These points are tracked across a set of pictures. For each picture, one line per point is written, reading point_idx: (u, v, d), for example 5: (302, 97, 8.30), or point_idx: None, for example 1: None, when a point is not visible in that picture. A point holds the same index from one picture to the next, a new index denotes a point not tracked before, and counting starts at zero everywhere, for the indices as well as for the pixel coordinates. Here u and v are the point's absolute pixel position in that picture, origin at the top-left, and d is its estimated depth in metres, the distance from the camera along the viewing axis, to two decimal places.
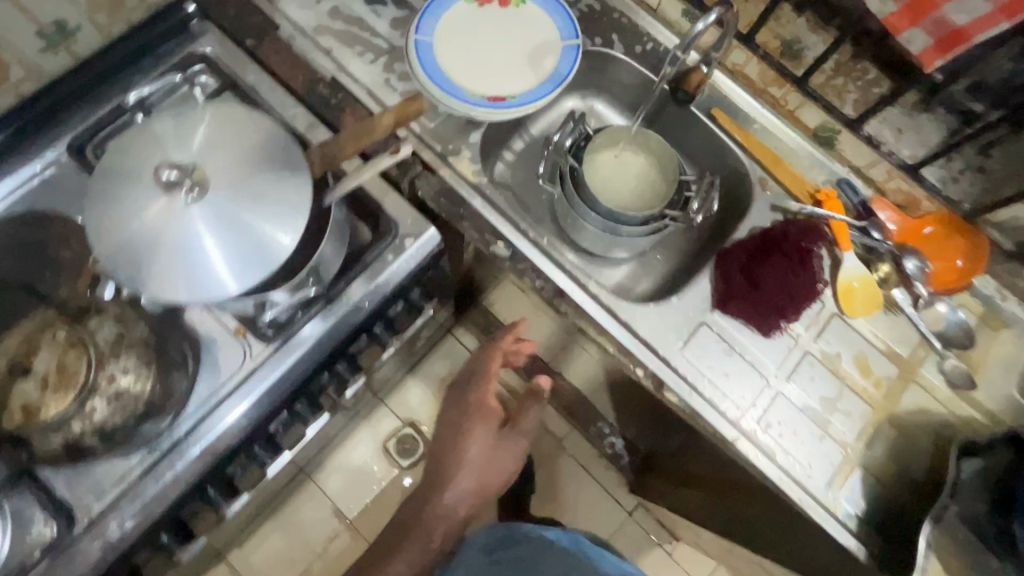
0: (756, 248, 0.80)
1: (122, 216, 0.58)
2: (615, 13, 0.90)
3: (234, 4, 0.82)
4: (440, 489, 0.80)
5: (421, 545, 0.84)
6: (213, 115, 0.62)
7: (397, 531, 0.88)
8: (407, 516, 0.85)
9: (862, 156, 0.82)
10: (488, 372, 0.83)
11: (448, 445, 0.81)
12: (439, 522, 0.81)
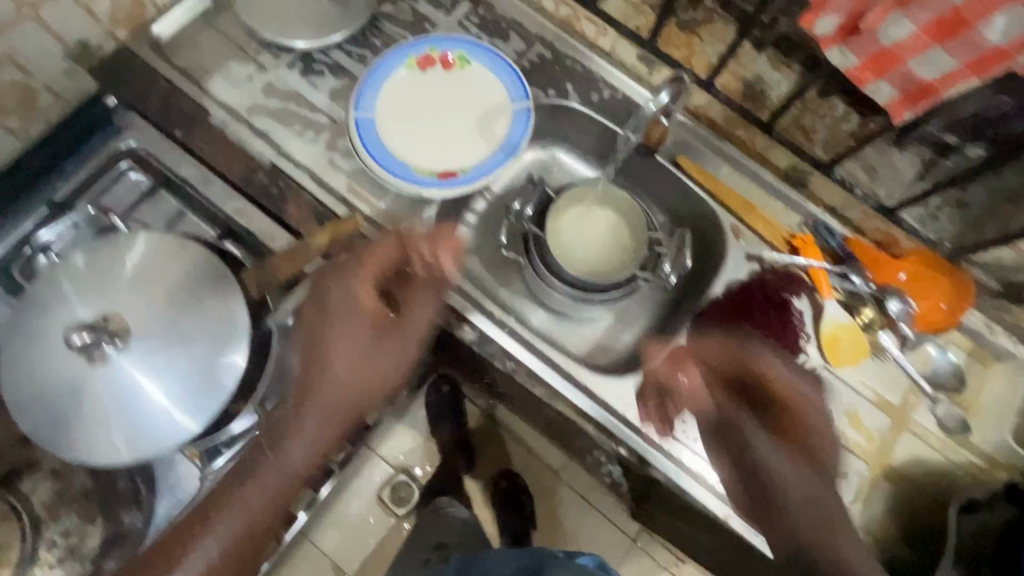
0: (734, 305, 0.77)
1: (37, 370, 0.54)
2: (568, 61, 0.85)
3: (158, 91, 0.77)
4: (287, 448, 0.60)
5: (240, 534, 0.58)
6: (134, 247, 0.59)
7: (222, 484, 0.61)
8: (243, 465, 0.60)
9: (836, 197, 0.79)
10: (404, 276, 0.66)
11: (319, 380, 0.62)
12: (285, 484, 0.60)
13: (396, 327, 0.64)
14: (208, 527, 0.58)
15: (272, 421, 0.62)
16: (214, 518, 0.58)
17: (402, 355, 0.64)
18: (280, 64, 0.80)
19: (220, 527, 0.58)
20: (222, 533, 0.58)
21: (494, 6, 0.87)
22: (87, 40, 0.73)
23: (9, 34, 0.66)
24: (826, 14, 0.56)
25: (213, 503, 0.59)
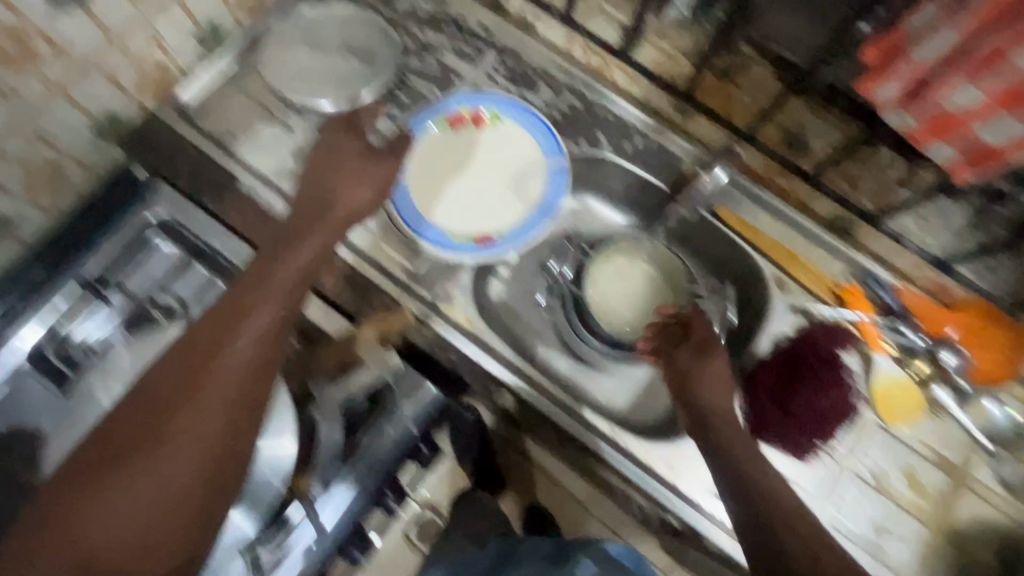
0: (782, 364, 0.74)
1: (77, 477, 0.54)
2: (600, 110, 0.84)
3: (187, 159, 0.76)
4: (223, 351, 0.56)
5: (208, 435, 0.54)
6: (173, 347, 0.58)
7: (101, 446, 0.53)
8: (150, 407, 0.54)
9: (885, 246, 0.76)
10: (326, 176, 0.67)
11: (276, 271, 0.61)
12: (234, 390, 0.56)
13: (327, 214, 0.65)
14: (107, 495, 0.51)
15: (163, 378, 0.55)
16: (121, 468, 0.52)
17: (300, 257, 0.63)
18: (308, 125, 0.79)
19: (154, 468, 0.53)
20: (135, 501, 0.52)
21: (522, 57, 0.85)
22: (116, 112, 0.72)
23: (41, 115, 0.64)
24: (888, 80, 0.53)
25: (103, 474, 0.52)
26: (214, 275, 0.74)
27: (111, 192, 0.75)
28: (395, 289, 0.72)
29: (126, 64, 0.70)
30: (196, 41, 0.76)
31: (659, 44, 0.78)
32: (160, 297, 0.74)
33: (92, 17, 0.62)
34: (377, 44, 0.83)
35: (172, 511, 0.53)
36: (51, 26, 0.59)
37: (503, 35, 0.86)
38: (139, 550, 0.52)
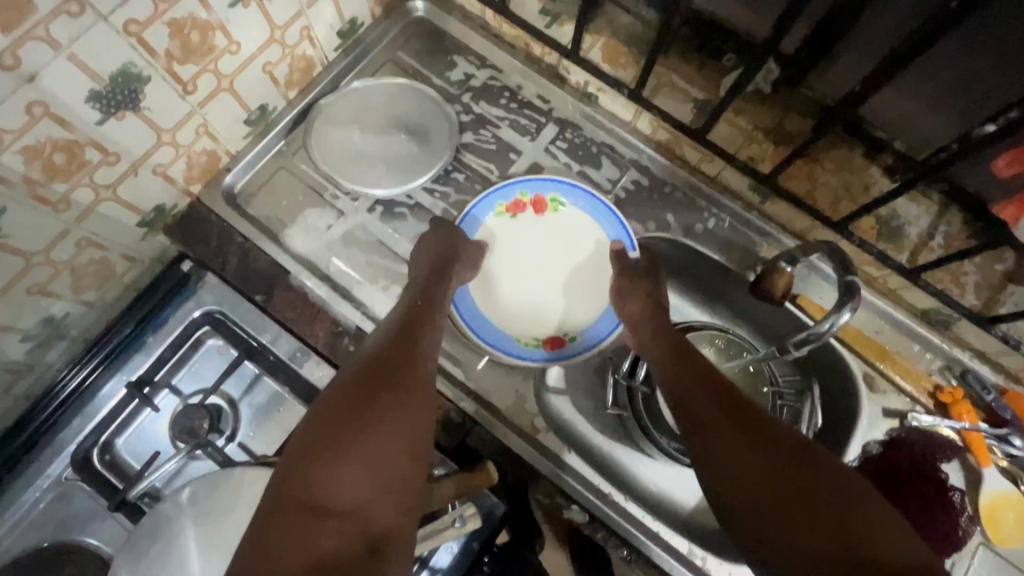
0: (879, 477, 0.68)
1: None
2: (667, 187, 0.78)
3: (235, 250, 0.72)
4: (414, 345, 0.57)
5: (413, 401, 0.52)
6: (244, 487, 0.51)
7: (331, 422, 0.48)
8: (351, 390, 0.51)
9: (990, 344, 0.69)
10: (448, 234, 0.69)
11: (440, 286, 0.65)
12: (415, 364, 0.55)
13: (448, 267, 0.67)
14: (365, 448, 0.47)
15: (366, 367, 0.54)
16: (368, 426, 0.48)
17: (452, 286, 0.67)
18: (359, 209, 0.75)
19: (384, 437, 0.48)
20: (389, 452, 0.47)
21: (582, 129, 0.80)
22: (164, 204, 0.69)
23: (90, 218, 0.61)
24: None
25: (332, 423, 0.48)
26: (264, 372, 0.70)
27: (157, 286, 0.72)
28: (459, 392, 0.70)
29: (175, 157, 0.66)
30: (245, 124, 0.73)
31: (735, 120, 0.72)
32: (208, 397, 0.69)
33: (143, 118, 0.59)
34: (430, 119, 0.79)
35: (401, 487, 0.47)
36: (102, 133, 0.56)
37: (561, 106, 0.81)
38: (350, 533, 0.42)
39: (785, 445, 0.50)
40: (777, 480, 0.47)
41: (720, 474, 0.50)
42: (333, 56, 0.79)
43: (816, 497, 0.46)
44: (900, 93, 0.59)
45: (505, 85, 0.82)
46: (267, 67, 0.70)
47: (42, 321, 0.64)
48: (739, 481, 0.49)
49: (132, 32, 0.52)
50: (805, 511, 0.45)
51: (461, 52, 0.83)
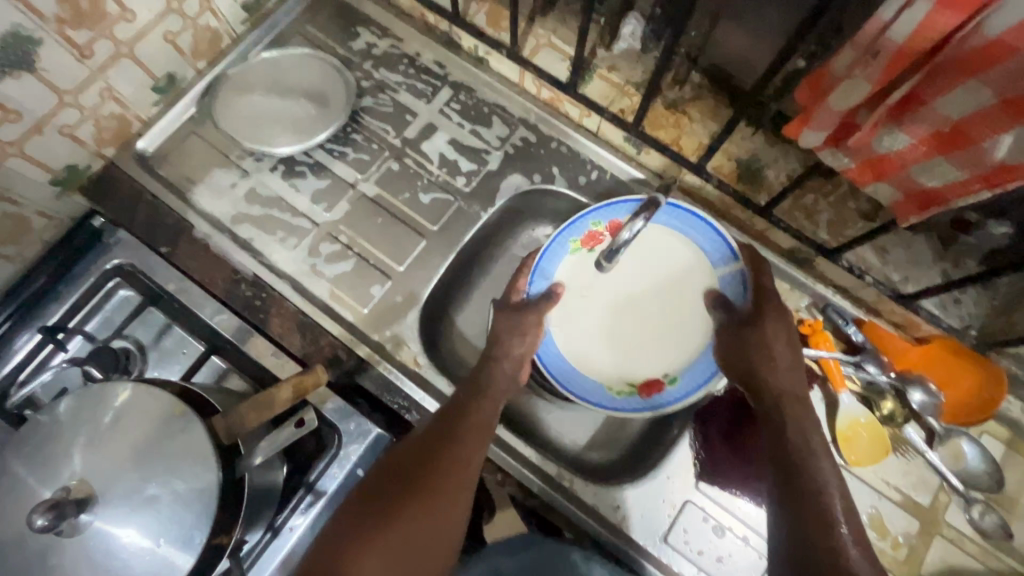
0: (740, 404, 0.75)
1: (10, 513, 0.53)
2: (553, 143, 0.83)
3: (145, 208, 0.78)
4: (447, 434, 0.61)
5: (440, 505, 0.58)
6: (129, 388, 0.56)
7: (357, 514, 0.57)
8: (381, 484, 0.59)
9: (846, 280, 0.73)
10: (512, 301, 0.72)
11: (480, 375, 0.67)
12: (461, 471, 0.60)
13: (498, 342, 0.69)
14: (380, 544, 0.54)
15: (403, 458, 0.61)
16: (384, 526, 0.55)
17: (508, 370, 0.68)
18: (262, 168, 0.81)
19: (395, 535, 0.55)
20: (401, 550, 0.55)
21: (474, 91, 0.85)
22: (75, 163, 0.75)
23: None
24: (808, 126, 0.51)
25: (358, 515, 0.57)
26: (171, 320, 0.76)
27: (71, 241, 0.77)
28: (346, 333, 0.75)
29: (81, 118, 0.72)
30: (153, 91, 0.78)
31: (609, 75, 0.76)
32: (117, 341, 0.75)
33: (41, 78, 0.64)
34: (331, 85, 0.84)
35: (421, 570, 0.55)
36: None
37: (456, 71, 0.86)
38: None
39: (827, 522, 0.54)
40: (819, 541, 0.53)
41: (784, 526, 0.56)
42: (241, 29, 0.85)
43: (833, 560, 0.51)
44: (732, 30, 0.64)
45: (404, 53, 0.87)
46: (168, 36, 0.75)
47: None
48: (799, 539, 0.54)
49: None
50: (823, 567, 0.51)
51: (363, 23, 0.88)
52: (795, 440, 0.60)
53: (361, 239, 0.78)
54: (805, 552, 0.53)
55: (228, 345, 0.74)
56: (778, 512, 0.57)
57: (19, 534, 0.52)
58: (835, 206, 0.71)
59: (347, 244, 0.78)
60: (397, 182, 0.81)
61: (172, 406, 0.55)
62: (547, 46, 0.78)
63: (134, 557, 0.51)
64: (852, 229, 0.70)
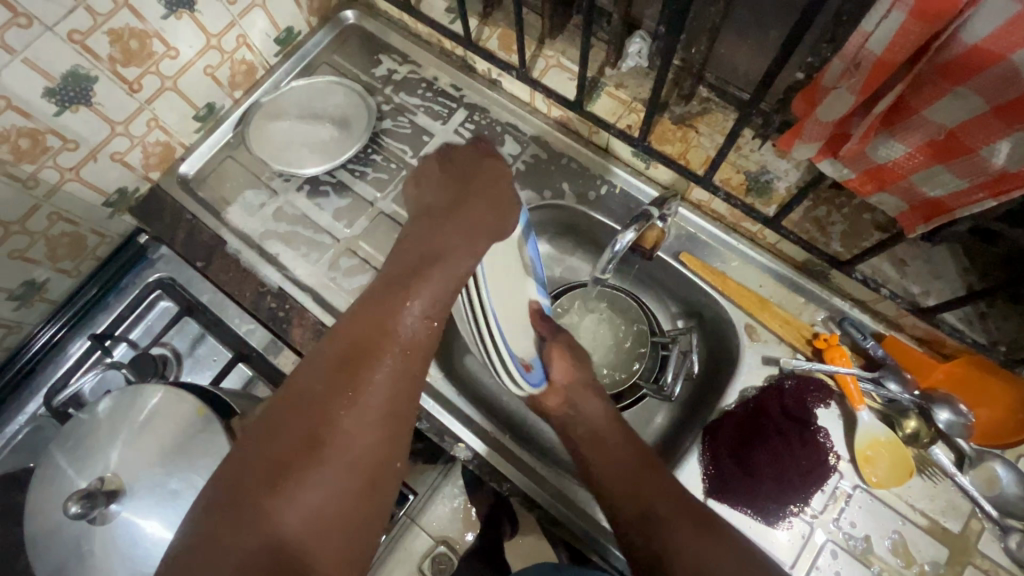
0: (749, 421, 0.71)
1: (52, 499, 0.58)
2: (564, 158, 0.85)
3: (185, 226, 0.85)
4: (374, 342, 0.49)
5: (374, 429, 0.48)
6: (160, 387, 0.61)
7: (277, 425, 0.46)
8: (293, 405, 0.47)
9: (863, 293, 0.70)
10: (449, 173, 0.60)
11: (425, 248, 0.54)
12: (399, 389, 0.49)
13: (433, 214, 0.57)
14: (301, 474, 0.44)
15: (320, 373, 0.48)
16: (304, 448, 0.45)
17: (452, 249, 0.53)
18: (290, 188, 0.86)
19: (320, 468, 0.45)
20: (330, 476, 0.45)
21: (488, 111, 0.89)
22: (125, 186, 0.82)
23: (56, 196, 0.74)
24: (799, 138, 0.52)
25: (265, 447, 0.45)
26: (205, 329, 0.83)
27: (120, 257, 0.86)
28: None
29: (130, 146, 0.79)
30: (194, 120, 0.86)
31: (616, 93, 0.78)
32: (155, 348, 0.82)
33: (95, 111, 0.72)
34: (353, 109, 0.90)
35: (367, 478, 0.47)
36: (60, 124, 0.70)
37: (471, 93, 0.90)
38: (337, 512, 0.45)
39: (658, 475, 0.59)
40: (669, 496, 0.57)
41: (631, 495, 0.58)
42: (274, 61, 0.92)
43: (684, 509, 0.56)
44: (733, 44, 0.67)
45: (423, 77, 0.92)
46: (208, 70, 0.83)
47: (25, 283, 0.78)
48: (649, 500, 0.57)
49: (76, 40, 0.65)
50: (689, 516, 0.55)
51: (386, 51, 0.94)
52: (595, 416, 0.65)
53: (379, 253, 0.82)
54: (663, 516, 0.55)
55: (255, 353, 0.81)
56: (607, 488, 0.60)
57: (56, 523, 0.57)
58: (849, 217, 0.70)
59: (365, 258, 0.82)
60: None
61: (195, 407, 0.60)
62: (556, 67, 0.81)
63: (155, 548, 0.55)
64: (867, 241, 0.68)
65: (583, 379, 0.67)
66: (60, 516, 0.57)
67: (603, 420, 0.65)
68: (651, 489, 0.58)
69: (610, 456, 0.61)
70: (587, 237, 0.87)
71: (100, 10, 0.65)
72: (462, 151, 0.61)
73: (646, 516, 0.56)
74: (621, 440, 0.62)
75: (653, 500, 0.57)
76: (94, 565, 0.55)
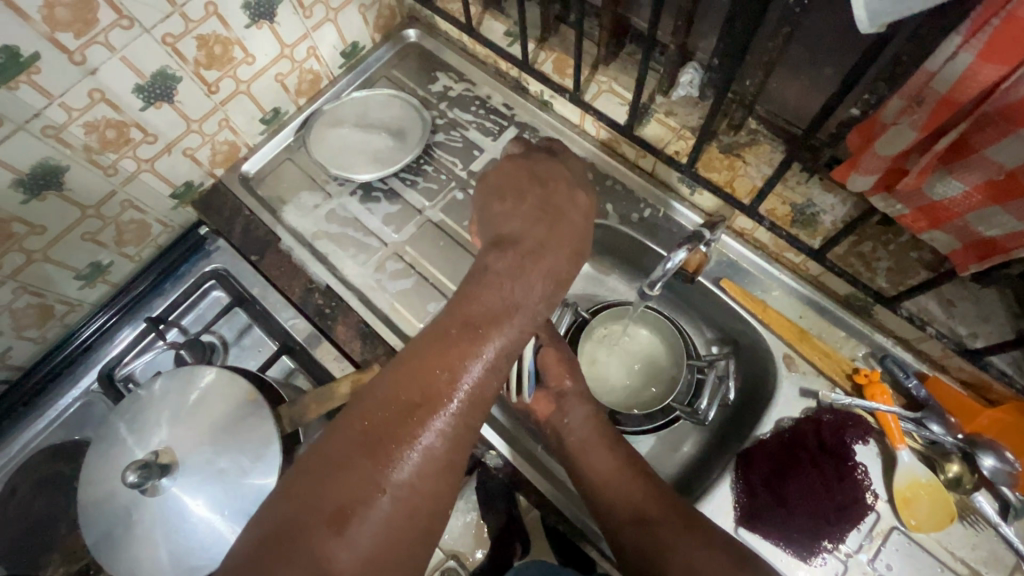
0: (787, 452, 0.70)
1: (108, 470, 0.61)
2: (609, 180, 0.87)
3: (242, 220, 0.89)
4: (441, 384, 0.48)
5: (432, 475, 0.46)
6: (211, 373, 0.64)
7: (334, 458, 0.45)
8: (355, 439, 0.46)
9: (907, 331, 0.70)
10: (531, 199, 0.59)
11: (497, 285, 0.53)
12: (460, 432, 0.48)
13: (518, 242, 0.56)
14: (357, 513, 0.43)
15: (383, 409, 0.47)
16: (361, 486, 0.44)
17: (532, 291, 0.53)
18: (343, 192, 0.90)
19: (377, 514, 0.44)
20: (385, 519, 0.44)
21: (539, 131, 0.92)
22: (192, 180, 0.87)
23: (131, 185, 0.79)
24: (855, 169, 0.54)
25: (324, 485, 0.44)
26: (252, 320, 0.87)
27: (180, 247, 0.90)
28: (403, 344, 0.80)
29: (201, 143, 0.84)
30: (260, 122, 0.91)
31: (666, 120, 0.80)
32: (205, 335, 0.86)
33: (176, 108, 0.77)
34: (409, 121, 0.94)
35: (419, 520, 0.46)
36: (143, 118, 0.74)
37: (522, 113, 0.93)
38: (392, 553, 0.44)
39: (645, 481, 0.64)
40: (661, 501, 0.62)
41: (625, 497, 0.63)
42: (338, 72, 0.97)
43: (675, 512, 0.61)
44: (786, 80, 0.68)
45: (477, 96, 0.96)
46: (279, 77, 0.88)
47: (92, 264, 0.83)
48: (643, 508, 0.62)
49: (168, 42, 0.70)
50: (683, 517, 0.60)
51: (443, 69, 0.98)
52: (583, 426, 0.68)
53: (423, 259, 0.85)
54: (652, 521, 0.61)
55: (298, 347, 0.84)
56: (603, 497, 0.64)
57: (110, 490, 0.59)
58: (895, 254, 0.70)
59: (411, 263, 0.85)
60: (461, 211, 0.88)
61: (248, 393, 0.62)
62: (608, 92, 0.84)
63: (199, 523, 0.57)
64: (913, 279, 0.68)
65: (577, 388, 0.70)
66: (113, 486, 0.60)
67: (581, 419, 0.68)
68: (642, 496, 0.63)
69: (600, 465, 0.66)
70: (627, 258, 0.89)
71: (193, 17, 0.71)
72: (554, 182, 0.61)
73: (642, 523, 0.61)
74: (608, 449, 0.67)
75: (647, 507, 0.62)
76: (141, 536, 0.57)
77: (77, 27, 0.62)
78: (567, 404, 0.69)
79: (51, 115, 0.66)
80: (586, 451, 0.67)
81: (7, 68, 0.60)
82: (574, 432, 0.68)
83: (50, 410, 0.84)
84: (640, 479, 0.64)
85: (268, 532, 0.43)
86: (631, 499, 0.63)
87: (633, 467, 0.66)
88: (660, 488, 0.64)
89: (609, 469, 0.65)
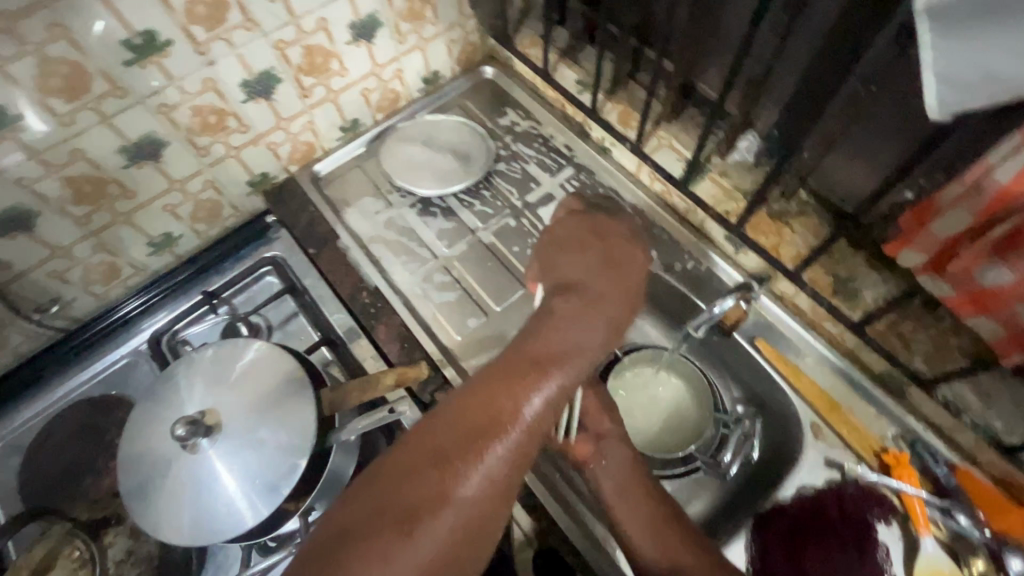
0: (803, 517, 0.71)
1: (152, 424, 0.64)
2: (656, 229, 0.90)
3: (306, 215, 0.94)
4: (509, 408, 0.50)
5: (493, 495, 0.47)
6: (264, 349, 0.67)
7: (404, 467, 0.48)
8: (425, 453, 0.48)
9: (940, 417, 0.70)
10: (598, 251, 0.64)
11: (563, 324, 0.56)
12: (521, 456, 0.49)
13: (582, 290, 0.59)
14: (423, 521, 0.45)
15: (453, 427, 0.49)
16: (429, 494, 0.46)
17: (594, 337, 0.56)
18: (404, 204, 0.95)
19: (439, 528, 0.45)
20: (448, 531, 0.45)
21: (595, 174, 0.97)
22: (269, 172, 0.93)
23: (216, 168, 0.86)
24: (907, 245, 0.58)
25: (396, 490, 0.46)
26: (299, 309, 0.91)
27: (245, 231, 0.96)
28: (439, 353, 0.83)
29: (285, 139, 0.91)
30: (339, 129, 0.98)
31: (719, 179, 0.83)
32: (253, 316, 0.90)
33: (271, 105, 0.84)
34: (474, 147, 1.00)
35: (479, 538, 0.46)
36: (242, 109, 0.81)
37: (581, 155, 0.99)
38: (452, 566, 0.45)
39: (681, 531, 0.65)
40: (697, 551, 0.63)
41: (661, 544, 0.63)
42: (416, 95, 1.04)
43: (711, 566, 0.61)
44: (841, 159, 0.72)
45: (541, 134, 1.02)
46: (364, 92, 0.95)
47: (164, 234, 0.89)
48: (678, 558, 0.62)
49: (280, 47, 0.78)
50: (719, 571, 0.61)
51: (513, 106, 1.05)
52: (624, 470, 0.68)
53: (470, 276, 0.89)
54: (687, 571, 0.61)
55: (338, 340, 0.87)
56: (637, 543, 0.63)
57: (152, 444, 0.62)
58: (935, 337, 0.70)
59: (457, 278, 0.89)
60: (512, 236, 0.93)
61: (293, 371, 0.65)
62: (667, 146, 0.88)
63: (227, 489, 0.59)
64: (951, 364, 0.68)
65: (618, 431, 0.71)
66: (156, 437, 0.62)
67: (620, 460, 0.69)
68: (678, 544, 0.63)
69: (639, 508, 0.65)
70: (665, 305, 0.91)
71: (305, 29, 0.78)
72: (612, 239, 0.65)
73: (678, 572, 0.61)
74: (647, 493, 0.67)
75: (683, 557, 0.62)
76: (171, 492, 0.60)
77: (209, 22, 0.70)
78: (608, 444, 0.69)
79: (168, 94, 0.73)
80: (626, 495, 0.66)
81: (142, 49, 0.67)
82: (616, 473, 0.68)
83: (97, 363, 0.89)
84: (675, 528, 0.65)
85: (339, 529, 0.45)
86: (669, 545, 0.63)
87: (671, 517, 0.65)
88: (695, 539, 0.64)
89: (648, 514, 0.65)
